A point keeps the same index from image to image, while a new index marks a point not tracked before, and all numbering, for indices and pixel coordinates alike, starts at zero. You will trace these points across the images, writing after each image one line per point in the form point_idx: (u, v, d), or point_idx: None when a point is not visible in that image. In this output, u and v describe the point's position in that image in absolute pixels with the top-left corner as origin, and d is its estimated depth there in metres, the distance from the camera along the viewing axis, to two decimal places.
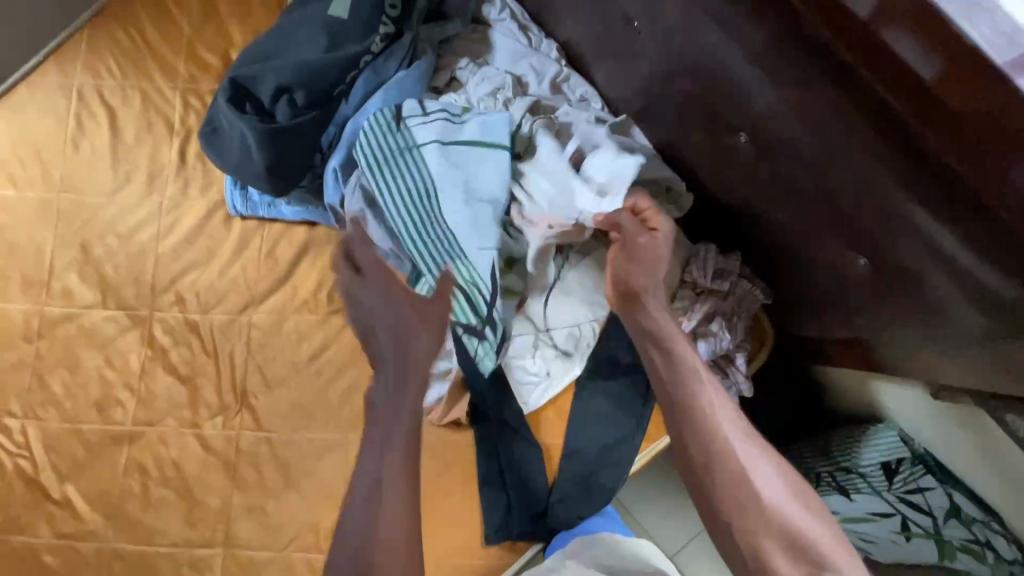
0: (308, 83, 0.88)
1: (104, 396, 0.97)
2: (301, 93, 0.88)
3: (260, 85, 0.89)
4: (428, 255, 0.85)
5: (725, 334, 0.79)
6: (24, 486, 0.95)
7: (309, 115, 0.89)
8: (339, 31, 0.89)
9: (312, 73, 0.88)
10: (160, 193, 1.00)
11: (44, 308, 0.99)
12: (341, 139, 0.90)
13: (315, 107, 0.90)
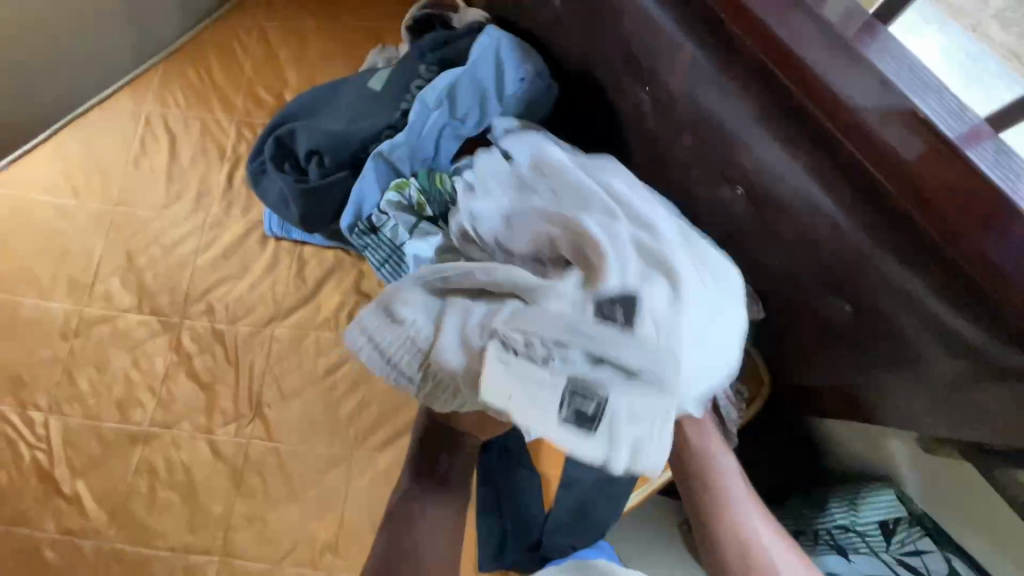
0: (335, 146, 0.90)
1: (127, 396, 1.02)
2: (327, 154, 0.91)
3: (297, 141, 0.93)
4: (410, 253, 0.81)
5: None
6: (38, 479, 0.99)
7: (337, 173, 0.91)
8: (366, 105, 0.91)
9: (339, 140, 0.90)
10: (204, 212, 1.09)
11: (84, 308, 1.06)
12: (349, 202, 0.91)
13: (341, 167, 0.92)
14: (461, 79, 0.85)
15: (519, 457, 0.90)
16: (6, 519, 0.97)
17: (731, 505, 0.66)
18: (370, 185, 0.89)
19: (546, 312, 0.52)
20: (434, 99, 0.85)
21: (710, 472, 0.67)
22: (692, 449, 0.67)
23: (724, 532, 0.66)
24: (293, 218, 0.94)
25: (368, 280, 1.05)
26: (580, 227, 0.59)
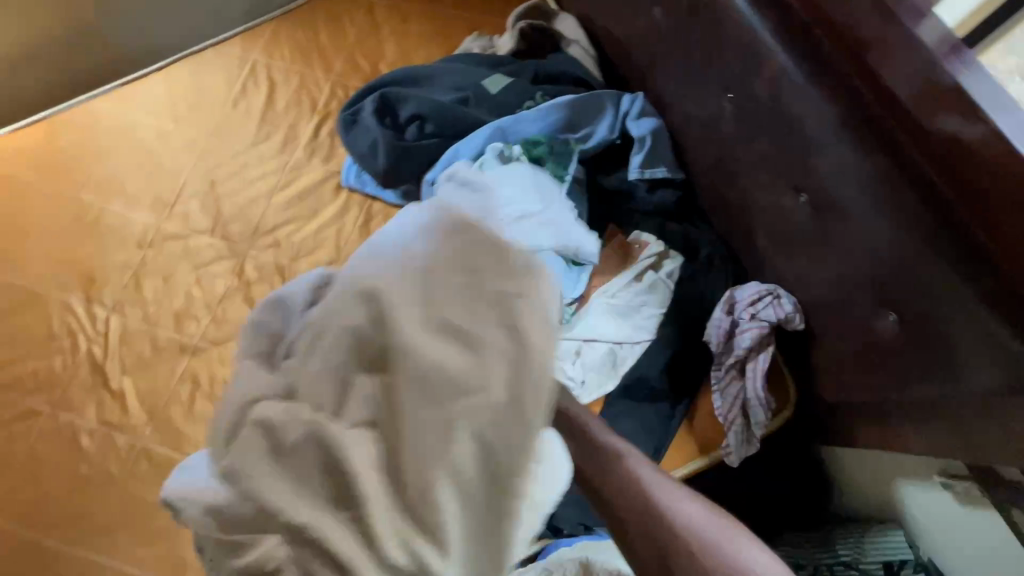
0: (440, 116, 0.99)
1: (185, 309, 1.09)
2: (431, 122, 1.00)
3: (403, 104, 1.01)
4: None
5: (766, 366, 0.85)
6: (89, 369, 1.05)
7: (433, 141, 1.00)
8: (479, 93, 1.01)
9: (445, 111, 0.99)
10: (287, 154, 1.16)
11: (162, 222, 1.13)
12: (441, 158, 0.99)
13: (437, 136, 1.01)
14: (601, 95, 0.98)
15: None
16: (53, 401, 1.03)
17: (652, 507, 0.56)
18: (463, 151, 0.98)
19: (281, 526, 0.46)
20: (566, 99, 0.97)
21: (616, 473, 0.58)
22: (589, 451, 0.58)
23: (657, 550, 0.55)
24: (378, 170, 1.01)
25: None
26: (269, 511, 0.45)
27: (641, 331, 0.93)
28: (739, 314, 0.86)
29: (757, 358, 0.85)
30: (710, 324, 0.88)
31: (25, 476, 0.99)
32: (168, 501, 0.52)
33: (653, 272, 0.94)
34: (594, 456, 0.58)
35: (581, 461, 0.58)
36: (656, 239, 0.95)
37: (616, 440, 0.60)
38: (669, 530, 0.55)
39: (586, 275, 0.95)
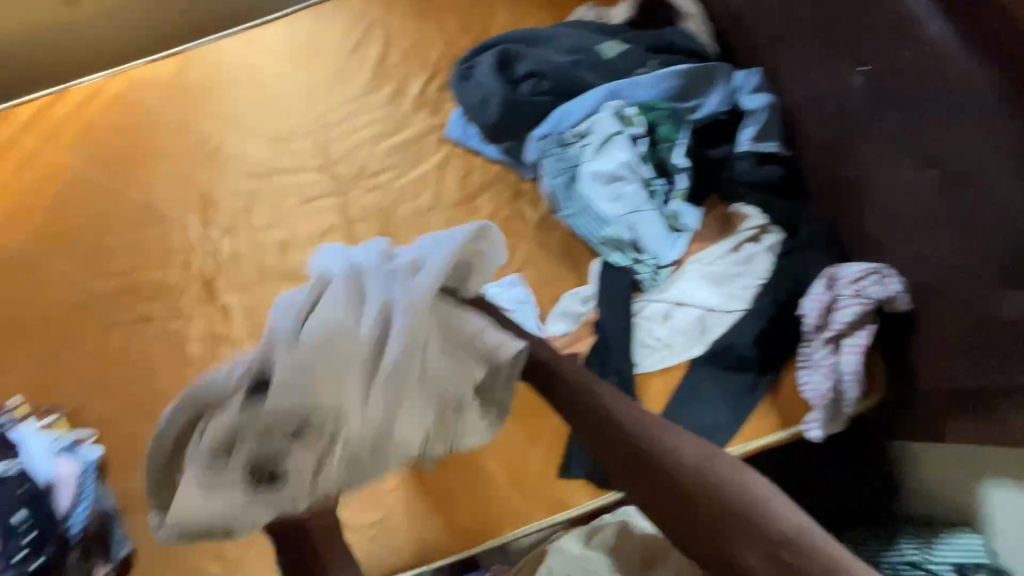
0: (556, 75, 1.03)
1: (290, 239, 1.15)
2: (546, 80, 1.04)
3: (521, 62, 1.06)
4: (588, 174, 0.96)
5: (863, 343, 0.85)
6: (200, 283, 1.13)
7: (546, 98, 1.04)
8: (593, 56, 1.04)
9: (560, 71, 1.03)
10: (396, 104, 1.21)
11: (275, 157, 1.21)
12: (551, 114, 1.02)
13: (550, 94, 1.05)
14: (715, 69, 1.01)
15: (629, 390, 0.96)
16: (165, 309, 1.11)
17: (637, 439, 0.59)
18: (574, 110, 1.01)
19: (283, 454, 0.47)
20: (681, 70, 1.00)
21: (595, 410, 0.62)
22: (580, 396, 0.63)
23: (646, 477, 0.58)
24: (490, 122, 1.06)
25: (524, 199, 1.12)
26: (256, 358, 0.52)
27: (733, 301, 0.95)
28: (841, 289, 0.86)
29: (855, 334, 0.85)
30: (808, 298, 0.88)
31: (137, 373, 1.08)
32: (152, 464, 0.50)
33: (752, 245, 0.96)
34: (580, 402, 0.63)
35: (568, 405, 0.63)
36: (758, 213, 0.97)
37: (600, 386, 0.65)
38: (657, 457, 0.58)
39: (684, 242, 0.97)
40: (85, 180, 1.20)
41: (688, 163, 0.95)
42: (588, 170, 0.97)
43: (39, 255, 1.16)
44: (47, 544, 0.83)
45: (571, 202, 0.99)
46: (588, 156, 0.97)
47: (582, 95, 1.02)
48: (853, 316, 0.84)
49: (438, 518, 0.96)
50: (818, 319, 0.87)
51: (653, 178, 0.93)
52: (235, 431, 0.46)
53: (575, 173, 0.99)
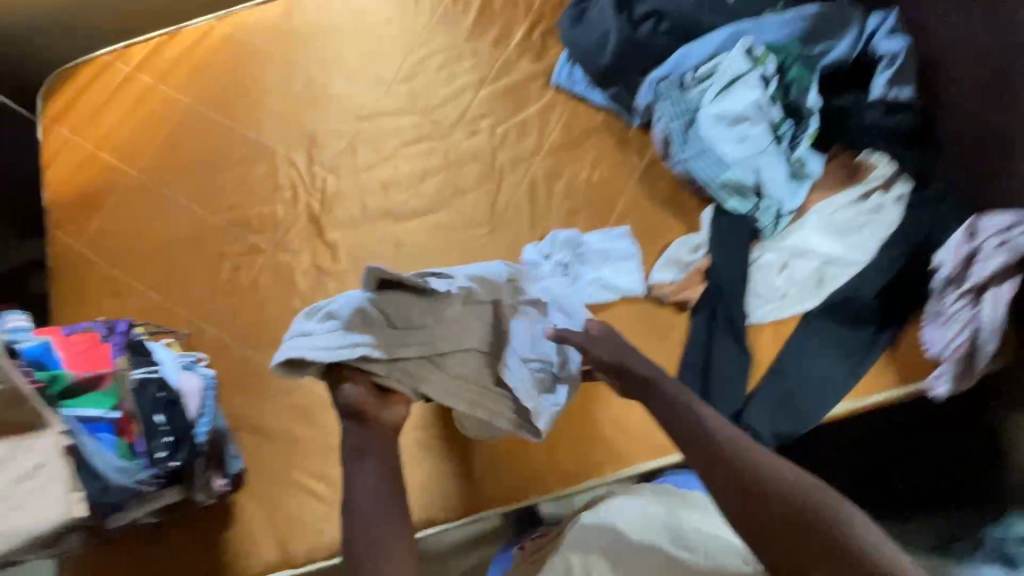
0: (677, 16, 1.06)
1: (391, 180, 1.17)
2: (665, 20, 1.06)
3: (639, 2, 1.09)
4: (709, 116, 0.95)
5: (1008, 294, 0.81)
6: (306, 219, 1.16)
7: (664, 38, 1.07)
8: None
9: (680, 13, 1.06)
10: (499, 49, 1.20)
11: (378, 100, 1.22)
12: (670, 56, 1.01)
13: (667, 35, 1.07)
14: (847, 9, 0.97)
15: (739, 338, 0.95)
16: (273, 242, 1.15)
17: (764, 484, 0.64)
18: (696, 52, 0.99)
19: (385, 335, 0.82)
20: (811, 10, 0.97)
21: (723, 457, 0.68)
22: (707, 443, 0.70)
23: (771, 518, 0.62)
24: (601, 64, 1.09)
25: (629, 146, 1.10)
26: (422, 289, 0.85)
27: (856, 251, 0.92)
28: (984, 240, 0.82)
29: (999, 285, 0.82)
30: (943, 252, 0.85)
31: (246, 302, 1.12)
32: (327, 305, 0.84)
33: (880, 195, 0.93)
34: (708, 447, 0.70)
35: (695, 447, 0.71)
36: (888, 160, 0.93)
37: (724, 433, 0.71)
38: (785, 505, 0.62)
39: (807, 188, 0.94)
40: (197, 117, 1.25)
41: (820, 104, 0.93)
42: (710, 112, 0.95)
43: (155, 187, 1.21)
44: (180, 452, 0.86)
45: (688, 146, 0.97)
46: (710, 99, 0.96)
47: (704, 37, 1.00)
48: (998, 266, 0.81)
49: (539, 453, 0.98)
50: (956, 271, 0.84)
51: (780, 121, 0.92)
52: (389, 316, 0.82)
53: (693, 117, 0.97)
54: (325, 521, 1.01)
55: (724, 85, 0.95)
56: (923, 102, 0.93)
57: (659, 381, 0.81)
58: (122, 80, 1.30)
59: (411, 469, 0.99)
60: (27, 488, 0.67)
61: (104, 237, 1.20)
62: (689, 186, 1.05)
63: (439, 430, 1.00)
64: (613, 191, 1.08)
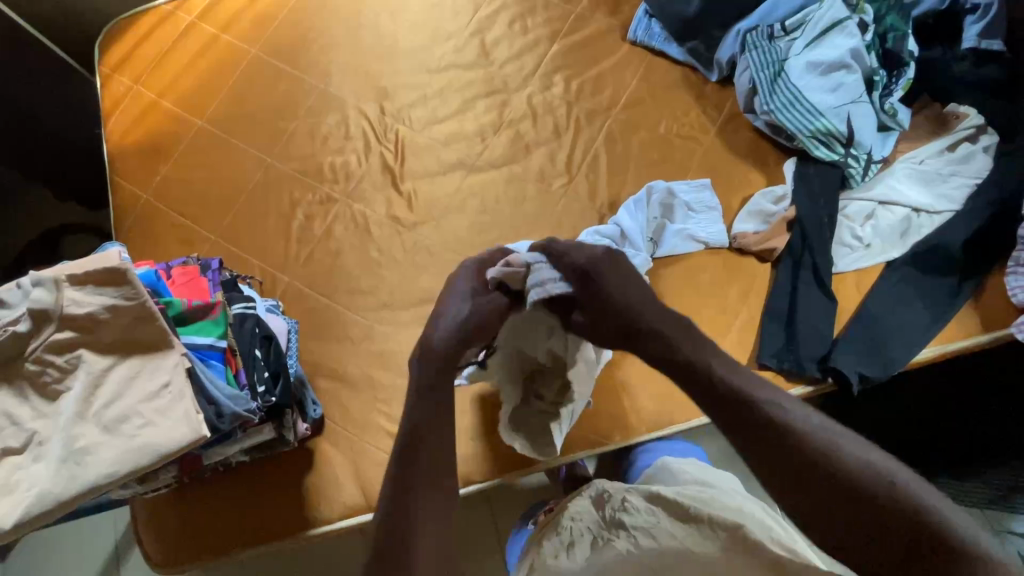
0: None
1: (463, 131, 1.16)
2: None
3: None
4: (797, 67, 1.01)
5: None
6: (380, 170, 1.15)
7: None
8: None
9: None
10: (574, 5, 1.21)
11: (450, 51, 1.21)
12: (757, 12, 1.07)
13: None
14: None
15: (825, 286, 0.96)
16: (348, 192, 1.14)
17: (801, 443, 0.60)
18: (785, 5, 1.05)
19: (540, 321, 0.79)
20: None
21: (761, 418, 0.62)
22: (744, 416, 0.63)
23: (815, 492, 0.58)
24: (685, 17, 1.10)
25: (708, 100, 1.11)
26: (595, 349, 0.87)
27: (944, 200, 0.95)
28: None
29: None
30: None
31: (318, 251, 1.12)
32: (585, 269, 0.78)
33: (967, 146, 0.96)
34: (741, 407, 0.64)
35: (724, 415, 0.65)
36: (976, 112, 0.97)
37: (760, 391, 0.64)
38: (824, 465, 0.58)
39: (893, 140, 0.99)
40: (264, 68, 1.24)
41: (916, 52, 0.99)
42: (798, 63, 1.01)
43: (224, 137, 1.20)
44: (277, 387, 0.85)
45: (778, 93, 1.01)
46: (798, 51, 1.02)
47: None
48: None
49: (622, 399, 0.98)
50: None
51: (876, 69, 0.99)
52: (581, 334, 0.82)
53: (781, 68, 1.02)
54: None
55: (811, 39, 1.02)
56: (1012, 55, 0.95)
57: (685, 345, 0.70)
58: (185, 28, 1.28)
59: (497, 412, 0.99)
60: (153, 406, 0.67)
61: (172, 187, 1.18)
62: (769, 138, 1.06)
63: None
64: (692, 143, 1.08)
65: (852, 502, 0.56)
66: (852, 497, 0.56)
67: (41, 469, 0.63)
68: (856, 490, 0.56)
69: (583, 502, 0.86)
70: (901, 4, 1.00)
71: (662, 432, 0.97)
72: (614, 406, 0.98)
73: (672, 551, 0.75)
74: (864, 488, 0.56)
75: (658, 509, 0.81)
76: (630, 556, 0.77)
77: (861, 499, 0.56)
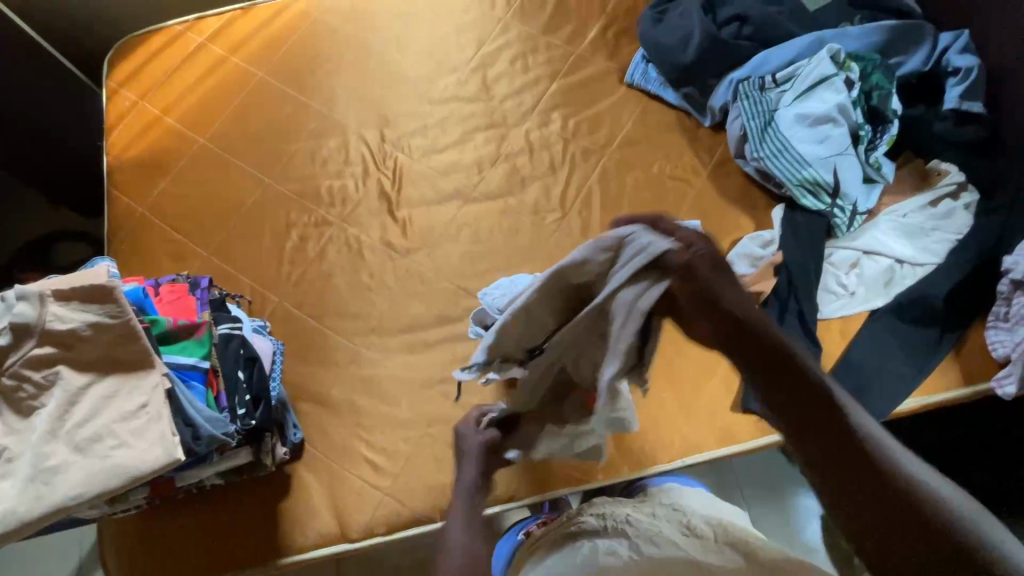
0: (761, 23, 1.12)
1: (460, 161, 1.18)
2: (750, 25, 1.13)
3: (723, 9, 1.15)
4: (786, 118, 1.05)
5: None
6: (377, 196, 1.17)
7: (746, 43, 1.13)
8: (795, 11, 1.13)
9: (762, 23, 1.12)
10: (574, 46, 1.25)
11: (452, 83, 1.24)
12: (750, 62, 1.12)
13: (749, 40, 1.13)
14: (924, 27, 1.05)
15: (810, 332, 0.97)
16: (344, 216, 1.15)
17: (860, 449, 0.59)
18: (776, 58, 1.10)
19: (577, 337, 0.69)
20: (889, 26, 1.05)
21: (832, 425, 0.59)
22: (827, 420, 0.60)
23: (882, 509, 0.57)
24: (680, 64, 1.13)
25: (700, 144, 1.14)
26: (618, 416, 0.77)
27: (927, 253, 0.97)
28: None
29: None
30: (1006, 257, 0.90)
31: (311, 272, 1.12)
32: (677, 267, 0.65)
33: (949, 202, 0.99)
34: (815, 410, 0.60)
35: (804, 417, 0.60)
36: (956, 170, 1.00)
37: (841, 399, 0.61)
38: (898, 490, 0.57)
39: (878, 192, 1.02)
40: (271, 92, 1.26)
41: (900, 110, 1.03)
42: (788, 114, 1.05)
43: (225, 156, 1.22)
44: (258, 410, 0.83)
45: (768, 141, 1.04)
46: (789, 102, 1.06)
47: (785, 46, 1.10)
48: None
49: (607, 437, 0.97)
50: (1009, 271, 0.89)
51: (861, 124, 1.03)
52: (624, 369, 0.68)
53: (771, 118, 1.06)
54: (387, 493, 0.97)
55: (802, 90, 1.05)
56: (991, 118, 0.99)
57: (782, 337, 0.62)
58: (195, 48, 1.31)
59: None
60: (130, 426, 0.66)
61: (170, 201, 1.19)
62: (759, 184, 1.09)
63: None
64: (684, 185, 1.11)
65: (922, 527, 0.56)
66: (924, 523, 0.55)
67: (7, 487, 0.62)
68: (927, 518, 0.56)
69: (584, 517, 0.85)
70: (886, 63, 1.05)
71: (654, 467, 0.96)
72: (600, 444, 0.97)
73: (672, 554, 0.70)
74: (935, 518, 0.55)
75: (659, 521, 0.78)
76: (626, 557, 0.72)
77: (932, 527, 0.55)
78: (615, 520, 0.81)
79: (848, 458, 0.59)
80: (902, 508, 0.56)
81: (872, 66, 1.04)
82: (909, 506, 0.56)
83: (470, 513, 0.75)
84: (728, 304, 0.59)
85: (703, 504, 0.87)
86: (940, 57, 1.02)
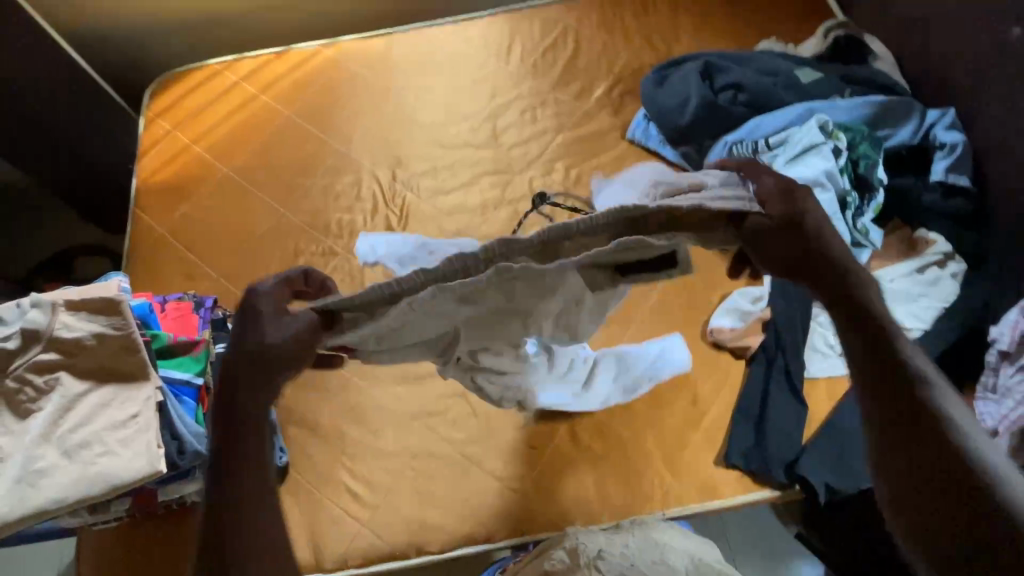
0: (755, 92, 1.18)
1: (465, 202, 1.24)
2: (745, 93, 1.19)
3: (720, 77, 1.22)
4: None
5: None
6: (384, 230, 1.22)
7: (741, 109, 1.19)
8: (789, 81, 1.19)
9: (757, 92, 1.18)
10: (581, 102, 1.32)
11: (464, 129, 1.32)
12: (744, 127, 1.17)
13: (744, 106, 1.19)
14: (911, 104, 1.10)
15: (797, 390, 0.98)
16: (350, 247, 1.21)
17: (924, 413, 0.57)
18: (769, 124, 1.15)
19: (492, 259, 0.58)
20: (877, 101, 1.11)
21: (899, 386, 0.59)
22: (894, 381, 0.59)
23: (934, 478, 0.56)
24: (678, 124, 1.19)
25: None
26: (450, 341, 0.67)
27: (915, 318, 0.98)
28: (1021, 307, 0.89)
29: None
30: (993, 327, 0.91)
31: None
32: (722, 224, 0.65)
33: (936, 270, 1.01)
34: (884, 368, 0.59)
35: (874, 375, 0.60)
36: (943, 240, 1.03)
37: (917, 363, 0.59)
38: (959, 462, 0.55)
39: (867, 256, 1.04)
40: (294, 128, 1.35)
41: (886, 180, 1.07)
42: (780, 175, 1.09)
43: (244, 184, 1.29)
44: None
45: None
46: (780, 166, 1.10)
47: (777, 112, 1.15)
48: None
49: (589, 482, 0.97)
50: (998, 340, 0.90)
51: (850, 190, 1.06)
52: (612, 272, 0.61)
53: None
54: (365, 525, 0.97)
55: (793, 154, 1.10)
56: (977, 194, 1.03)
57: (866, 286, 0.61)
58: (229, 86, 1.41)
59: (464, 482, 0.98)
60: (118, 435, 0.69)
61: (187, 224, 1.26)
62: None
63: (490, 448, 1.00)
64: None
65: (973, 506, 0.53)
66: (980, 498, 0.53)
67: None
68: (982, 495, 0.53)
69: (557, 551, 0.82)
70: (875, 135, 1.09)
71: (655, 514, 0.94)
72: (581, 490, 0.97)
73: None
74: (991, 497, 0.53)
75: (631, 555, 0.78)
76: None
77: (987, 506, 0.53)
78: (589, 553, 0.79)
79: (912, 423, 0.57)
80: (961, 483, 0.54)
81: (860, 136, 1.09)
82: (964, 482, 0.54)
83: (238, 440, 0.57)
84: (822, 232, 0.60)
85: (692, 538, 0.87)
86: (926, 133, 1.07)
